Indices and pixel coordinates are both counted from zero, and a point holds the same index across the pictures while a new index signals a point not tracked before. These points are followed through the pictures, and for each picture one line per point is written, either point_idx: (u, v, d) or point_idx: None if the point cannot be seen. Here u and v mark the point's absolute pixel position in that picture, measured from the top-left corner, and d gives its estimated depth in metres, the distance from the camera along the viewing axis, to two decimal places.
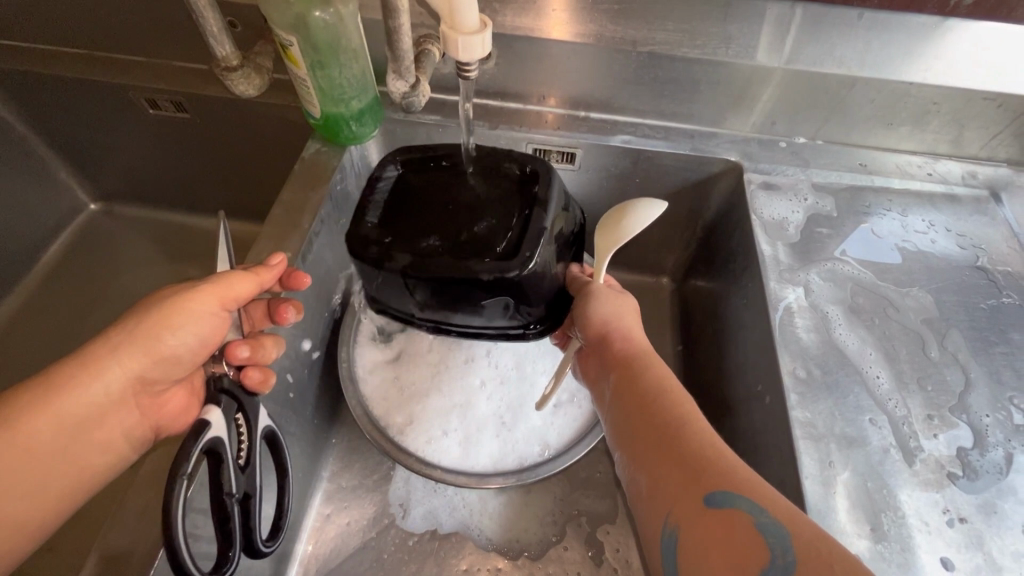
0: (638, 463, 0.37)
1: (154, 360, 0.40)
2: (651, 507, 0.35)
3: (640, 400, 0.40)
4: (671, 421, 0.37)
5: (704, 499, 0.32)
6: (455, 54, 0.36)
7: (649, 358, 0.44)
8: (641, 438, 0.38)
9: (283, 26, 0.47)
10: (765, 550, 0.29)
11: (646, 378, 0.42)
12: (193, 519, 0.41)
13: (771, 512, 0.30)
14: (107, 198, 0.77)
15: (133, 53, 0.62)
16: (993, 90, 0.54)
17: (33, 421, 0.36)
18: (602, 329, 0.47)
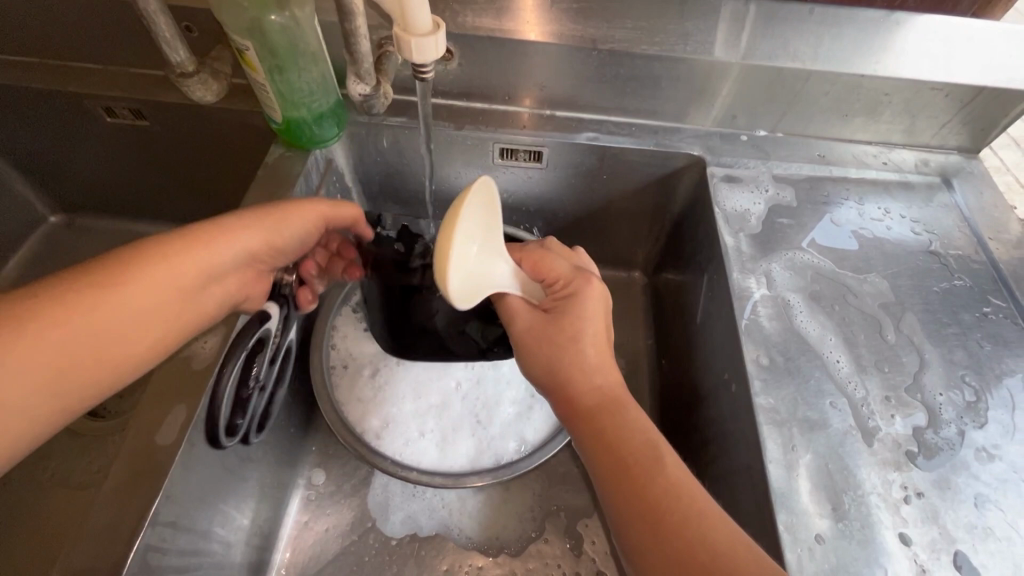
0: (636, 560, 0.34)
1: (270, 241, 0.45)
2: None
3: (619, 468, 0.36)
4: (670, 507, 0.34)
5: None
6: (409, 55, 0.36)
7: (623, 416, 0.39)
8: (633, 518, 0.34)
9: (237, 30, 0.46)
10: None
11: (619, 437, 0.37)
12: (162, 531, 0.40)
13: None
14: (67, 210, 0.75)
15: (88, 60, 0.61)
16: (941, 80, 0.55)
17: (176, 261, 0.39)
18: (552, 384, 0.42)
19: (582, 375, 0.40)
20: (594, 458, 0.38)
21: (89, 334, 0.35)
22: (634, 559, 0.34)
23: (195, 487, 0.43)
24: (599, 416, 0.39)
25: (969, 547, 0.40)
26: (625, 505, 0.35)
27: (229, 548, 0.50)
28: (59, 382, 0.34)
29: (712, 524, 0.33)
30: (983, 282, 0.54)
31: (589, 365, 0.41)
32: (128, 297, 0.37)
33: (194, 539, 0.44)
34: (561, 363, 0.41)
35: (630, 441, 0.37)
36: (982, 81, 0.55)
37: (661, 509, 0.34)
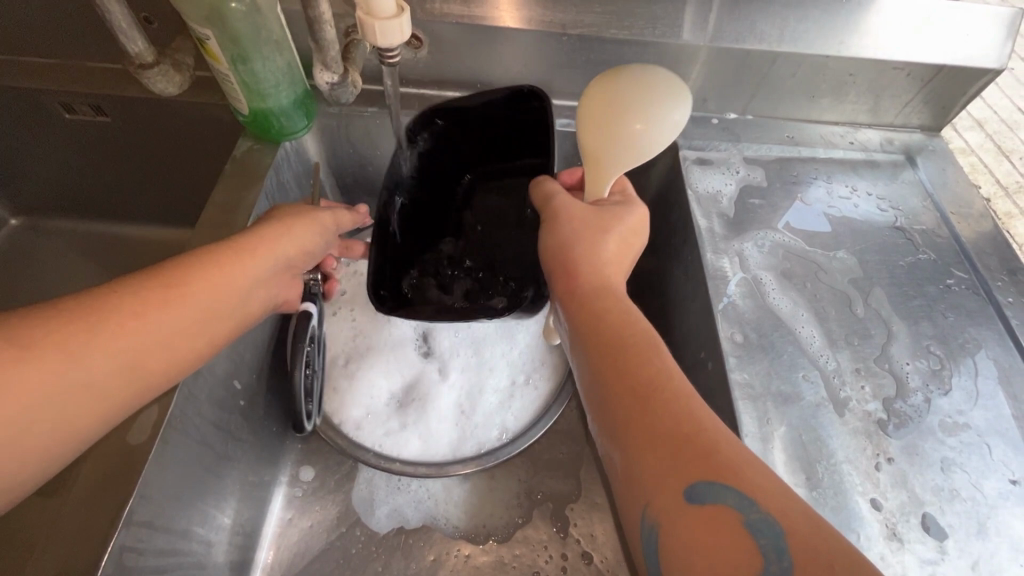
0: (613, 433, 0.34)
1: (302, 252, 0.47)
2: (630, 488, 0.32)
3: (608, 344, 0.37)
4: (651, 375, 0.35)
5: (691, 485, 0.30)
6: (373, 39, 0.36)
7: (613, 298, 0.41)
8: (616, 390, 0.35)
9: (197, 20, 0.45)
10: (756, 550, 0.28)
11: (610, 320, 0.39)
12: (139, 530, 0.40)
13: (763, 506, 0.29)
14: (29, 212, 0.72)
15: (43, 55, 0.58)
16: (901, 59, 0.57)
17: (236, 266, 0.41)
18: (560, 259, 0.44)
19: (591, 264, 0.42)
20: (588, 335, 0.39)
21: (129, 343, 0.34)
22: (611, 430, 0.34)
23: (169, 485, 0.43)
24: (598, 299, 0.40)
25: (936, 508, 0.42)
26: (611, 376, 0.36)
27: (211, 548, 0.49)
28: (129, 370, 0.35)
29: (692, 397, 0.34)
30: (946, 255, 0.56)
31: (600, 257, 0.43)
32: (170, 312, 0.36)
33: (171, 538, 0.43)
34: (574, 246, 0.43)
35: (626, 321, 0.39)
36: (941, 59, 0.57)
37: (647, 376, 0.35)
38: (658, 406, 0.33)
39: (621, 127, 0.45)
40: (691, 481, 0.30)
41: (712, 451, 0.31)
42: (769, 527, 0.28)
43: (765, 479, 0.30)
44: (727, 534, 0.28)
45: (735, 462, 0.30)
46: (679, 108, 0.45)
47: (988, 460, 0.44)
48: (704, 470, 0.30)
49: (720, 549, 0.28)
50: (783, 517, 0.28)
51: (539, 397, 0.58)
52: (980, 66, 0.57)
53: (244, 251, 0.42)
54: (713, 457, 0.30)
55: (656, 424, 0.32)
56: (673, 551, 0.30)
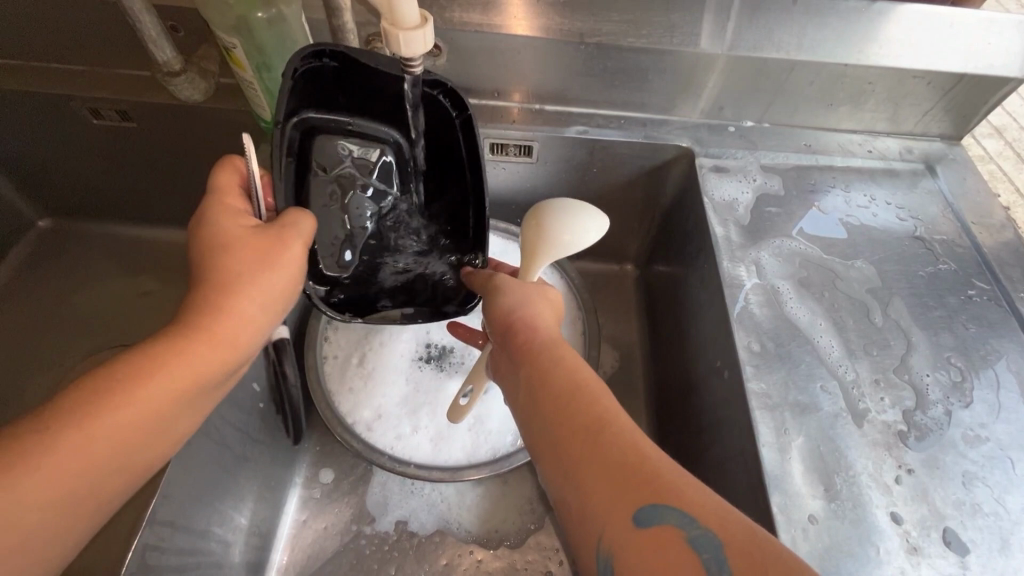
0: (563, 475, 0.34)
1: (282, 302, 0.41)
2: (582, 525, 0.33)
3: (556, 396, 0.37)
4: (589, 416, 0.35)
5: (635, 514, 0.30)
6: (397, 50, 0.37)
7: (557, 351, 0.41)
8: (561, 440, 0.35)
9: (225, 28, 0.46)
10: (698, 567, 0.28)
11: (559, 372, 0.39)
12: (161, 530, 0.41)
13: (703, 522, 0.29)
14: (56, 215, 0.74)
15: (73, 62, 0.60)
16: (922, 68, 0.56)
17: (207, 348, 0.36)
18: (506, 319, 0.44)
19: (536, 326, 0.43)
20: (531, 392, 0.39)
21: (90, 463, 0.31)
22: (561, 478, 0.35)
23: (191, 486, 0.43)
24: (543, 354, 0.41)
25: (957, 523, 0.41)
26: (557, 428, 0.36)
27: (228, 549, 0.50)
28: (102, 480, 0.32)
29: (624, 429, 0.34)
30: (968, 265, 0.55)
31: (541, 321, 0.44)
32: (138, 419, 0.33)
33: (191, 538, 0.44)
34: (525, 307, 0.45)
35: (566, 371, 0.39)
36: (962, 68, 0.56)
37: (587, 422, 0.35)
38: (604, 448, 0.33)
39: (548, 239, 0.48)
40: (633, 511, 0.31)
41: (653, 484, 0.31)
42: (708, 540, 0.29)
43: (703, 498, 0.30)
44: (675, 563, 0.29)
45: (678, 487, 0.31)
46: (597, 221, 0.49)
47: (1011, 475, 0.43)
48: (643, 501, 0.31)
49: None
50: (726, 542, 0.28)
51: None
52: (1003, 74, 0.56)
53: (213, 326, 0.36)
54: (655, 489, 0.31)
55: (600, 469, 0.33)
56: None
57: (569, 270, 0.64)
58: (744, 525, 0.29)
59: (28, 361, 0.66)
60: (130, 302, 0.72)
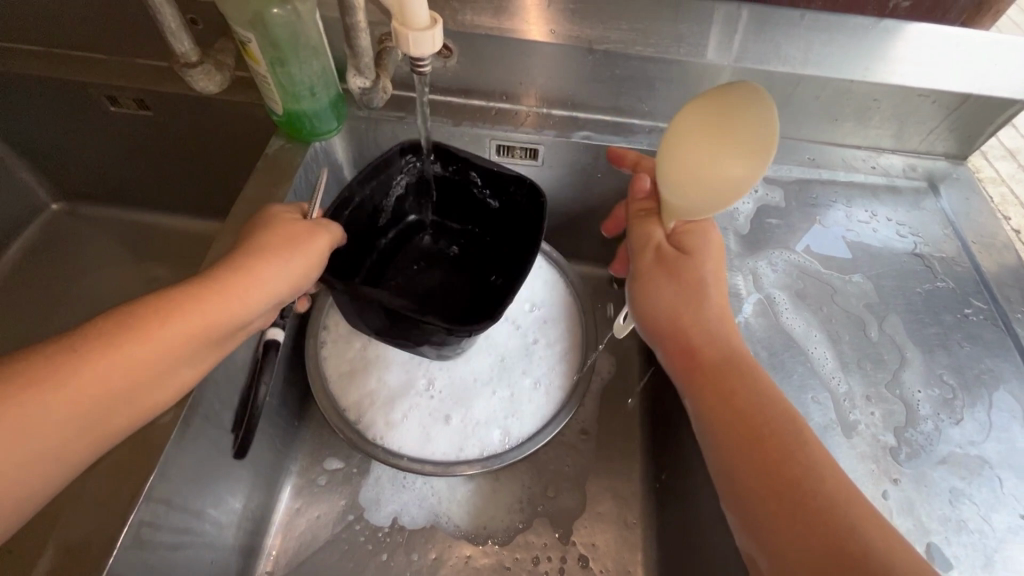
0: (754, 525, 0.35)
1: (290, 284, 0.44)
2: None
3: (750, 432, 0.37)
4: (795, 470, 0.35)
5: None
6: (406, 50, 0.37)
7: (741, 370, 0.40)
8: (751, 488, 0.36)
9: (241, 23, 0.47)
10: None
11: (741, 393, 0.39)
12: (157, 508, 0.42)
13: None
14: (70, 197, 0.76)
15: (94, 50, 0.62)
16: (927, 87, 0.57)
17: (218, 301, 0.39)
18: (665, 321, 0.44)
19: (707, 362, 0.41)
20: (732, 449, 0.38)
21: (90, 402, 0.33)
22: (753, 538, 0.35)
23: (191, 469, 0.44)
24: (722, 373, 0.40)
25: (942, 539, 0.41)
26: (764, 499, 0.35)
27: (222, 531, 0.51)
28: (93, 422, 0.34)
29: (840, 499, 0.33)
30: (966, 284, 0.55)
31: (718, 331, 0.42)
32: (143, 359, 0.35)
33: (187, 517, 0.45)
34: (681, 310, 0.43)
35: (774, 425, 0.37)
36: (968, 88, 0.57)
37: (787, 476, 0.35)
38: (812, 514, 0.33)
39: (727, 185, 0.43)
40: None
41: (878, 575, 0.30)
42: None
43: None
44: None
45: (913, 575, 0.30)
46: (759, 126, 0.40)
47: (999, 494, 0.43)
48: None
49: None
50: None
51: (548, 402, 0.59)
52: (1009, 96, 0.56)
53: (229, 284, 0.40)
54: None
55: (828, 547, 0.32)
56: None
57: (570, 275, 0.67)
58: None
59: (35, 337, 0.68)
60: (137, 286, 0.73)
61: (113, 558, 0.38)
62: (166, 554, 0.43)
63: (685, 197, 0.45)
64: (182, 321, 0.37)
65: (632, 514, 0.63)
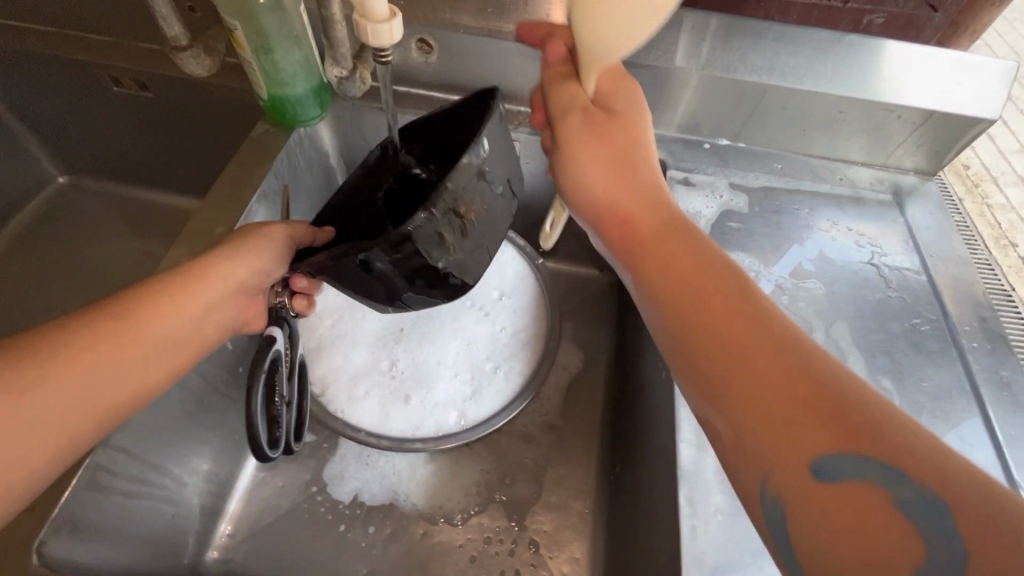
0: (711, 397, 0.32)
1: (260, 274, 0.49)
2: (740, 455, 0.31)
3: (694, 296, 0.35)
4: (746, 322, 0.33)
5: (816, 467, 0.28)
6: (366, 40, 0.40)
7: (682, 239, 0.39)
8: (704, 351, 0.33)
9: (228, 11, 0.50)
10: (914, 538, 0.25)
11: (684, 260, 0.37)
12: (114, 455, 0.45)
13: (916, 479, 0.26)
14: (75, 172, 0.80)
15: (99, 32, 0.65)
16: (892, 101, 0.58)
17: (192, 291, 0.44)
18: (603, 205, 0.43)
19: (641, 236, 0.40)
20: (679, 316, 0.36)
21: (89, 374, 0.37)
22: (706, 402, 0.33)
23: (150, 425, 0.48)
24: (661, 247, 0.39)
25: None
26: (724, 369, 0.32)
27: (183, 489, 0.54)
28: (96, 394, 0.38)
29: (792, 344, 0.32)
30: (919, 296, 0.56)
31: (653, 203, 0.41)
32: (131, 336, 0.40)
33: (146, 469, 0.48)
34: (618, 189, 0.42)
35: (718, 285, 0.35)
36: (931, 105, 0.58)
37: (738, 333, 0.33)
38: (771, 361, 0.31)
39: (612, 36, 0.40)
40: (820, 454, 0.28)
41: (833, 412, 0.28)
42: (924, 498, 0.25)
43: (893, 430, 0.28)
44: (886, 537, 0.25)
45: (866, 411, 0.29)
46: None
47: None
48: (848, 443, 0.28)
49: (877, 558, 0.25)
50: (969, 506, 0.25)
51: (506, 388, 0.61)
52: (972, 114, 0.57)
53: (198, 276, 0.45)
54: (860, 433, 0.28)
55: (779, 392, 0.30)
56: (816, 553, 0.27)
57: (540, 266, 0.68)
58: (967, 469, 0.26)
59: (34, 301, 0.73)
60: (132, 259, 0.77)
61: (66, 499, 0.42)
62: (123, 501, 0.46)
63: (589, 30, 0.40)
64: (162, 306, 0.42)
65: (585, 503, 0.64)
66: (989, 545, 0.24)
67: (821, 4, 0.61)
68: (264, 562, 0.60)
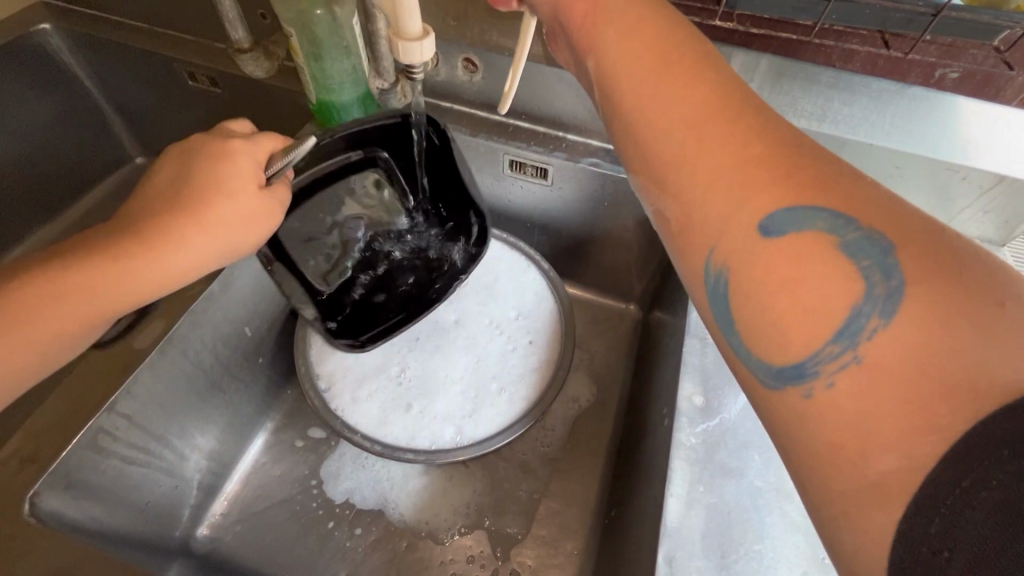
0: (665, 178, 0.33)
1: (231, 251, 0.45)
2: (693, 231, 0.32)
3: (665, 73, 0.35)
4: (712, 94, 0.33)
5: (761, 225, 0.29)
6: (399, 56, 0.42)
7: (657, 27, 0.37)
8: (666, 128, 0.34)
9: (287, 20, 0.54)
10: (851, 283, 0.26)
11: (652, 44, 0.36)
12: (117, 419, 0.49)
13: (865, 228, 0.27)
14: (150, 154, 0.88)
15: (182, 31, 0.71)
16: (955, 160, 0.54)
17: (146, 271, 0.41)
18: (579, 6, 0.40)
19: (597, 3, 0.39)
20: (641, 92, 0.35)
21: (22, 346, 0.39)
22: (657, 189, 0.35)
23: (158, 400, 0.53)
24: (634, 38, 0.37)
25: None
26: (683, 144, 0.32)
27: (182, 462, 0.57)
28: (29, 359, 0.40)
29: (752, 113, 0.32)
30: None
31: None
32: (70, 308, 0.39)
33: (147, 439, 0.52)
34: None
35: (686, 58, 0.35)
36: (1003, 169, 0.53)
37: (702, 107, 0.32)
38: (734, 128, 0.31)
39: None
40: (770, 211, 0.29)
41: (790, 170, 0.29)
42: (872, 248, 0.26)
43: (848, 189, 0.29)
44: (825, 281, 0.27)
45: (824, 174, 0.29)
46: None
47: None
48: (802, 198, 0.28)
49: (816, 304, 0.26)
50: (923, 251, 0.25)
51: (507, 411, 0.59)
52: None
53: (157, 252, 0.41)
54: (821, 188, 0.29)
55: (730, 157, 0.31)
56: (755, 324, 0.28)
57: (562, 293, 0.66)
58: (937, 230, 0.27)
59: None
60: None
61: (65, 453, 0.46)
62: (118, 465, 0.50)
63: None
64: (107, 287, 0.40)
65: (574, 543, 0.61)
66: (928, 282, 0.25)
67: (886, 53, 0.54)
68: (250, 547, 0.61)
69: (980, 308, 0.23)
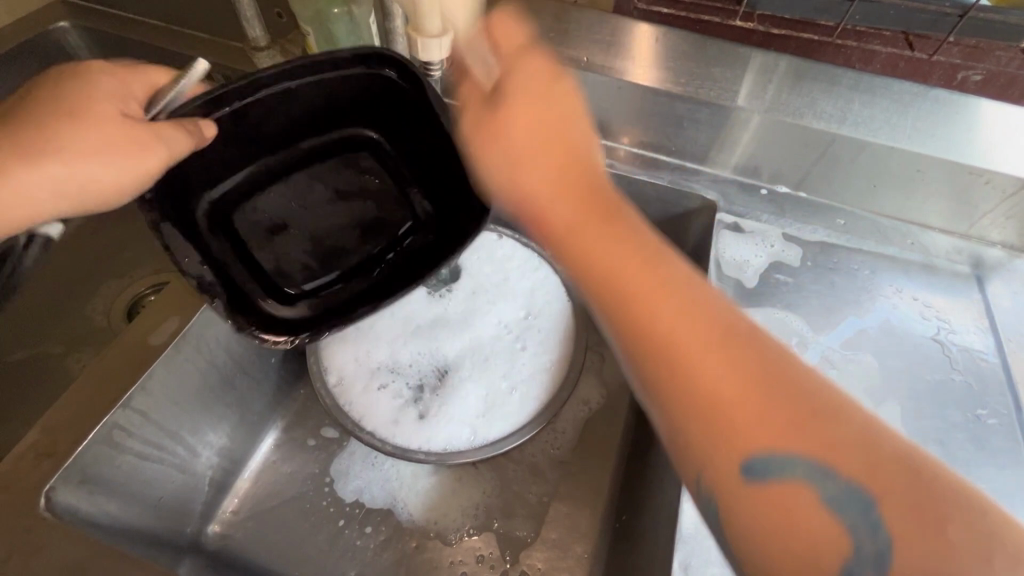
0: (650, 389, 0.32)
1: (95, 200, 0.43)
2: (684, 453, 0.31)
3: (618, 302, 0.33)
4: (673, 306, 0.31)
5: (746, 476, 0.28)
6: (419, 52, 0.42)
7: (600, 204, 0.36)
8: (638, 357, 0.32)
9: (304, 18, 0.54)
10: (835, 536, 0.27)
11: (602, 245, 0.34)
12: (133, 416, 0.50)
13: (837, 455, 0.27)
14: None
15: (199, 29, 0.72)
16: (984, 165, 0.52)
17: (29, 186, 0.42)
18: (527, 147, 0.37)
19: (535, 129, 0.36)
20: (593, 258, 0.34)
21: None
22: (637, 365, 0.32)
23: (172, 395, 0.53)
24: (582, 237, 0.35)
25: None
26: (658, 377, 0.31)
27: (194, 458, 0.58)
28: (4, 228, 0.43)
29: (714, 311, 0.31)
30: (988, 386, 0.51)
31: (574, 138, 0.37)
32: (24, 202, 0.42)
33: (160, 435, 0.53)
34: (547, 119, 0.37)
35: (633, 267, 0.33)
36: None
37: (663, 330, 0.31)
38: (702, 362, 0.30)
39: None
40: (756, 456, 0.28)
41: (766, 394, 0.29)
42: (847, 496, 0.27)
43: (816, 389, 0.29)
44: (811, 527, 0.27)
45: (795, 379, 0.29)
46: None
47: None
48: (784, 446, 0.28)
49: (803, 548, 0.27)
50: (874, 459, 0.27)
51: (518, 411, 0.59)
52: None
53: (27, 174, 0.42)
54: (800, 421, 0.28)
55: (710, 401, 0.29)
56: (749, 525, 0.28)
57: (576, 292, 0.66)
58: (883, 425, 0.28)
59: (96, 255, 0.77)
60: None
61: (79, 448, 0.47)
62: (133, 460, 0.51)
63: None
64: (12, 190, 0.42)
65: (584, 548, 0.61)
66: (894, 489, 0.26)
67: (909, 54, 0.54)
68: (259, 544, 0.61)
69: (922, 493, 0.26)
